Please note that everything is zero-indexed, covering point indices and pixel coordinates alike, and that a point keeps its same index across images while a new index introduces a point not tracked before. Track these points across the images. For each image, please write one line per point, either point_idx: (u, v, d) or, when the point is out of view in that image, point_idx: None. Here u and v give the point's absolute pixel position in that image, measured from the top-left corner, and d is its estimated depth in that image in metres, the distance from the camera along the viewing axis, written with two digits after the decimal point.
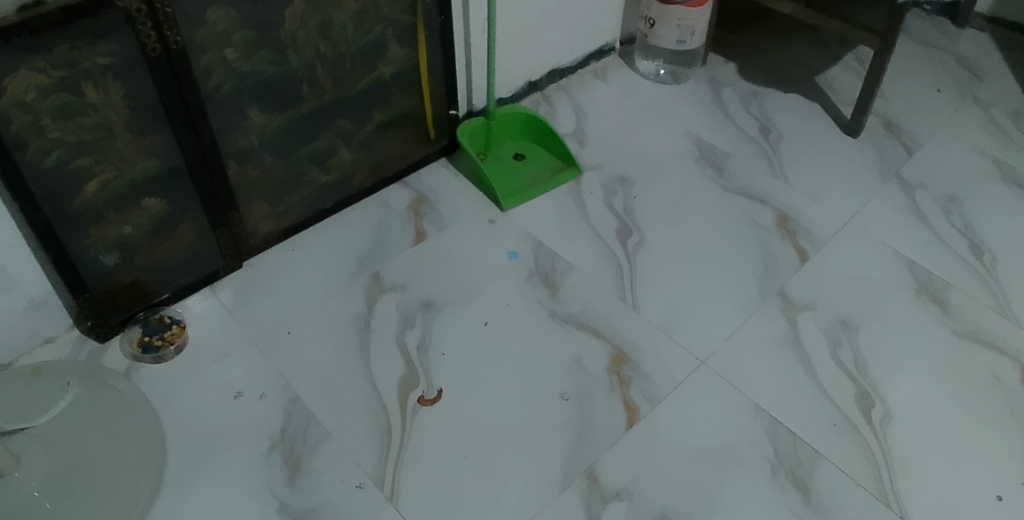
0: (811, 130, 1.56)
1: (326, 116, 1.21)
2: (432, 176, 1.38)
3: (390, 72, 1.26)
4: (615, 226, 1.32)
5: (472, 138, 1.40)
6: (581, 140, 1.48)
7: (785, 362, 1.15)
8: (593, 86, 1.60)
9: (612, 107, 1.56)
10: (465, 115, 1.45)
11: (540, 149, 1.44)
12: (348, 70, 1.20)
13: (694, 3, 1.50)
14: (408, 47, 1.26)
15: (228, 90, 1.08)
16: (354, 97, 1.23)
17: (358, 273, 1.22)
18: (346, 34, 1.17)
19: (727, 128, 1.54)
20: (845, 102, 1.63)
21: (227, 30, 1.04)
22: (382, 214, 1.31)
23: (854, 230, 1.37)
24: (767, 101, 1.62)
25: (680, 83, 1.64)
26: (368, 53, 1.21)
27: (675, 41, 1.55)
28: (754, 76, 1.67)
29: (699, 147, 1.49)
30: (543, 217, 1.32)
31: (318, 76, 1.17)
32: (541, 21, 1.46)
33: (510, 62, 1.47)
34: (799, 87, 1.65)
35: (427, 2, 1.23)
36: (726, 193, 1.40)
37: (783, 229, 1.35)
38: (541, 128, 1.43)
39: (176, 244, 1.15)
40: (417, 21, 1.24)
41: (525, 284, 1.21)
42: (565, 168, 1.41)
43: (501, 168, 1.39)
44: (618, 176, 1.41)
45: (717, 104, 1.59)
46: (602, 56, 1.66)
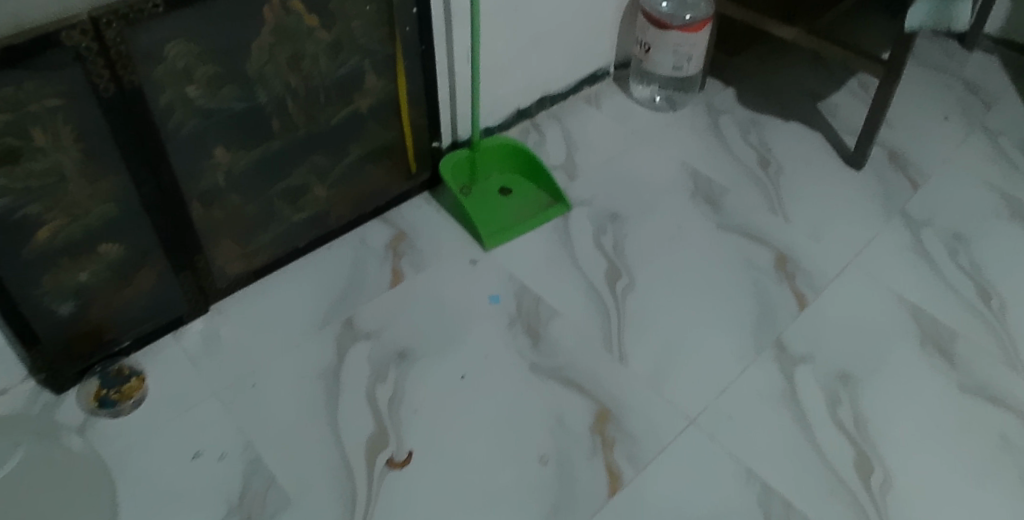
0: (812, 161, 1.50)
1: (299, 152, 1.14)
2: (413, 212, 1.32)
3: (369, 104, 1.19)
4: (603, 266, 1.25)
5: (455, 172, 1.34)
6: (570, 172, 1.41)
7: (781, 420, 1.08)
8: (585, 112, 1.54)
9: (604, 136, 1.49)
10: (450, 146, 1.38)
11: (527, 183, 1.38)
12: (322, 104, 1.13)
13: (691, 28, 1.42)
14: (387, 79, 1.19)
15: (191, 128, 1.02)
16: (329, 132, 1.17)
17: (330, 319, 1.16)
18: (319, 66, 1.10)
19: (725, 159, 1.47)
20: (848, 132, 1.56)
21: (189, 66, 0.97)
22: (358, 254, 1.25)
23: (856, 272, 1.30)
24: (766, 130, 1.54)
25: (676, 109, 1.57)
26: (344, 85, 1.14)
27: (672, 68, 1.48)
28: (753, 103, 1.60)
29: (694, 179, 1.42)
30: (527, 258, 1.25)
31: (289, 111, 1.10)
32: (530, 47, 1.40)
33: (498, 90, 1.40)
34: (800, 115, 1.58)
35: (407, 32, 1.16)
36: (722, 231, 1.33)
37: (782, 271, 1.28)
38: (528, 160, 1.36)
39: (137, 291, 1.09)
40: (396, 51, 1.17)
41: (505, 332, 1.15)
42: (553, 203, 1.34)
43: (486, 203, 1.33)
44: (608, 212, 1.34)
45: (715, 134, 1.52)
46: (596, 80, 1.59)
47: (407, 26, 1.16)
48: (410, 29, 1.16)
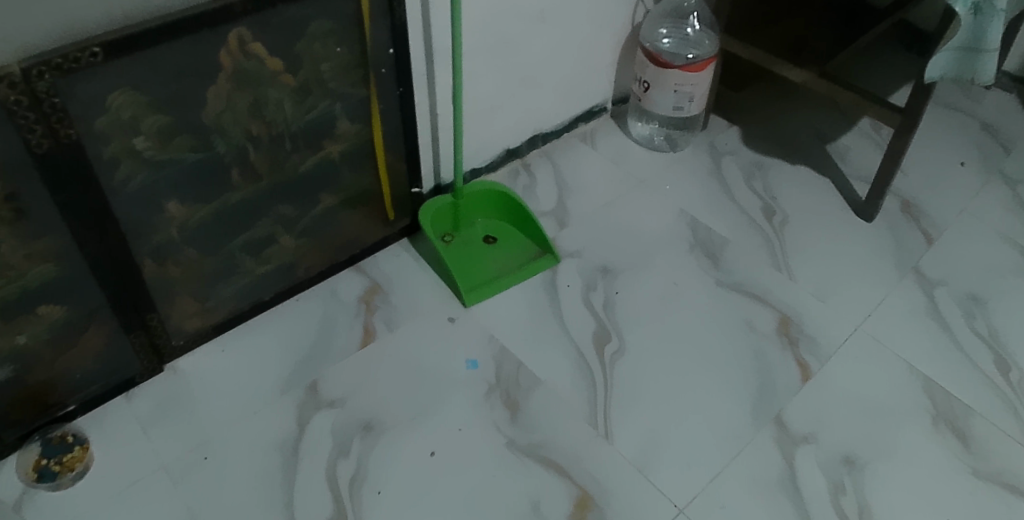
0: (820, 211, 1.41)
1: (263, 203, 1.06)
2: (390, 262, 1.23)
3: (341, 150, 1.10)
4: (592, 328, 1.16)
5: (437, 219, 1.24)
6: (560, 220, 1.31)
7: (779, 509, 0.99)
8: (580, 151, 1.45)
9: (598, 180, 1.40)
10: (433, 190, 1.29)
11: (514, 231, 1.29)
12: (288, 152, 1.04)
13: (693, 67, 1.33)
14: (361, 123, 1.10)
15: (140, 181, 0.93)
16: (296, 181, 1.08)
17: (293, 383, 1.07)
18: (284, 112, 1.01)
19: (727, 207, 1.38)
20: (858, 177, 1.47)
21: (135, 116, 0.89)
22: (329, 308, 1.16)
23: (865, 339, 1.21)
24: (771, 175, 1.45)
25: (677, 150, 1.48)
26: (313, 131, 1.06)
27: (672, 107, 1.39)
28: (759, 145, 1.51)
29: (693, 230, 1.33)
30: (510, 316, 1.17)
31: (250, 160, 1.01)
32: (519, 85, 1.31)
33: (485, 131, 1.31)
34: (808, 160, 1.49)
35: (382, 74, 1.08)
36: (721, 288, 1.24)
37: (784, 336, 1.19)
38: (515, 208, 1.27)
39: (83, 353, 1.00)
40: (371, 95, 1.09)
41: (481, 401, 1.06)
42: (540, 254, 1.25)
43: (468, 254, 1.24)
44: (599, 266, 1.25)
45: (717, 179, 1.43)
46: (592, 117, 1.50)
47: (383, 68, 1.07)
48: (386, 71, 1.08)
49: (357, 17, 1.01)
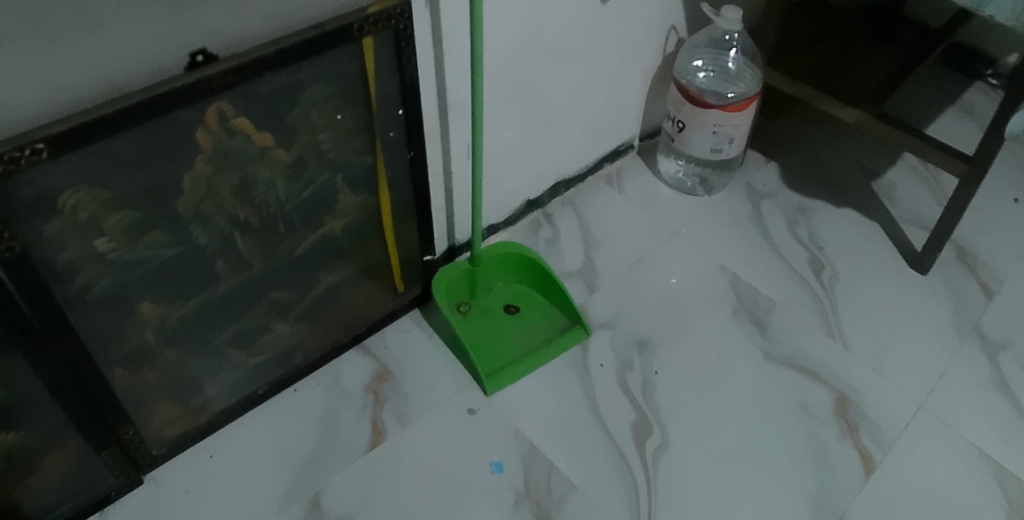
0: (871, 260, 1.26)
1: (254, 291, 0.91)
2: (399, 339, 1.09)
3: (343, 226, 0.95)
4: (630, 418, 1.02)
5: (451, 289, 1.10)
6: (588, 282, 1.18)
7: None
8: (606, 197, 1.31)
9: (626, 232, 1.26)
10: (447, 252, 1.14)
11: (539, 296, 1.14)
12: (282, 235, 0.89)
13: (734, 107, 1.18)
14: (366, 193, 0.95)
15: (106, 287, 0.78)
16: (292, 264, 0.93)
17: (292, 497, 0.93)
18: (275, 192, 0.86)
19: (770, 261, 1.23)
20: (908, 219, 1.32)
21: (96, 215, 0.74)
22: (331, 400, 1.02)
23: (929, 418, 1.07)
24: (816, 220, 1.31)
25: (711, 193, 1.34)
26: (311, 208, 0.90)
27: (709, 149, 1.25)
28: (800, 184, 1.37)
29: (737, 291, 1.19)
30: (535, 405, 1.03)
31: (237, 249, 0.86)
32: (541, 131, 1.16)
33: (503, 184, 1.17)
34: (855, 200, 1.35)
35: (390, 138, 0.92)
36: (771, 362, 1.10)
37: (843, 420, 1.05)
38: (539, 273, 1.13)
39: (47, 478, 0.85)
40: (377, 162, 0.93)
41: (508, 515, 0.93)
42: (568, 326, 1.11)
43: (488, 328, 1.10)
44: (635, 339, 1.11)
45: (758, 227, 1.28)
46: (618, 155, 1.36)
47: (391, 131, 0.92)
48: (394, 135, 0.93)
49: (360, 79, 0.86)
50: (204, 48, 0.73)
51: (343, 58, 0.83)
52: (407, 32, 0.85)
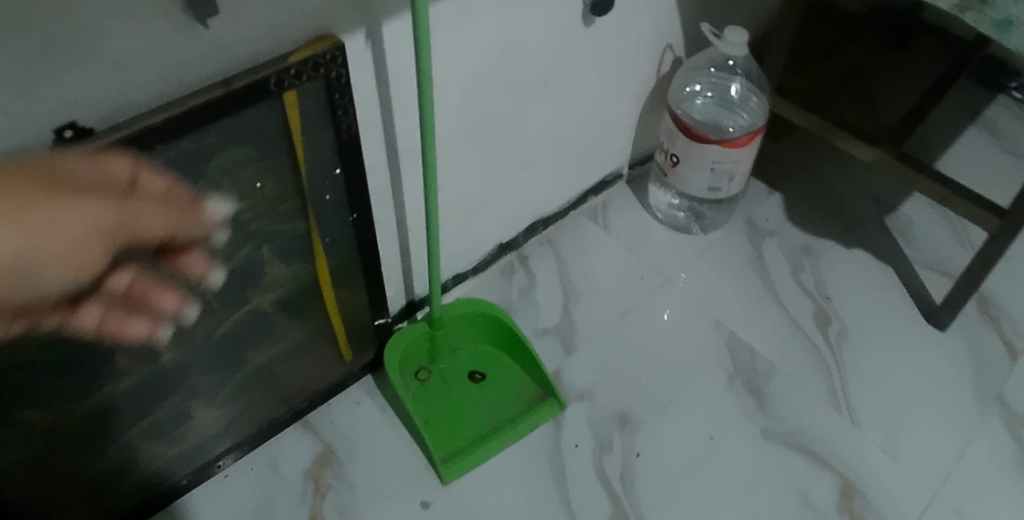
0: (882, 312, 1.11)
1: (168, 381, 0.79)
2: (348, 412, 0.96)
3: (273, 300, 0.81)
4: (605, 513, 0.90)
5: (407, 354, 0.97)
6: (565, 341, 1.05)
7: None
8: (589, 237, 1.18)
9: (609, 278, 1.13)
10: (404, 309, 1.01)
11: (509, 360, 1.01)
12: (197, 319, 0.76)
13: (735, 142, 1.03)
14: (300, 262, 0.81)
15: None
16: (212, 347, 0.80)
17: None
18: None
19: (770, 315, 1.10)
20: (925, 263, 1.17)
21: None
22: (267, 489, 0.89)
23: (944, 510, 0.94)
24: (824, 264, 1.17)
25: (705, 230, 1.20)
26: (232, 286, 0.76)
27: (707, 187, 1.10)
28: (807, 219, 1.22)
29: (733, 353, 1.05)
30: (496, 497, 0.90)
31: (141, 341, 0.73)
32: (515, 170, 1.02)
33: (470, 231, 1.03)
34: (869, 240, 1.20)
35: (327, 201, 0.77)
36: (768, 441, 0.97)
37: (847, 513, 0.92)
38: (508, 335, 0.99)
39: None
40: (312, 230, 0.78)
41: None
42: (540, 397, 0.98)
43: (448, 400, 0.97)
44: (615, 414, 0.98)
45: (758, 274, 1.15)
46: (604, 187, 1.22)
47: (328, 194, 0.77)
48: (332, 197, 0.77)
49: (285, 137, 0.71)
50: (74, 121, 0.57)
51: (259, 118, 0.67)
52: (341, 83, 0.69)
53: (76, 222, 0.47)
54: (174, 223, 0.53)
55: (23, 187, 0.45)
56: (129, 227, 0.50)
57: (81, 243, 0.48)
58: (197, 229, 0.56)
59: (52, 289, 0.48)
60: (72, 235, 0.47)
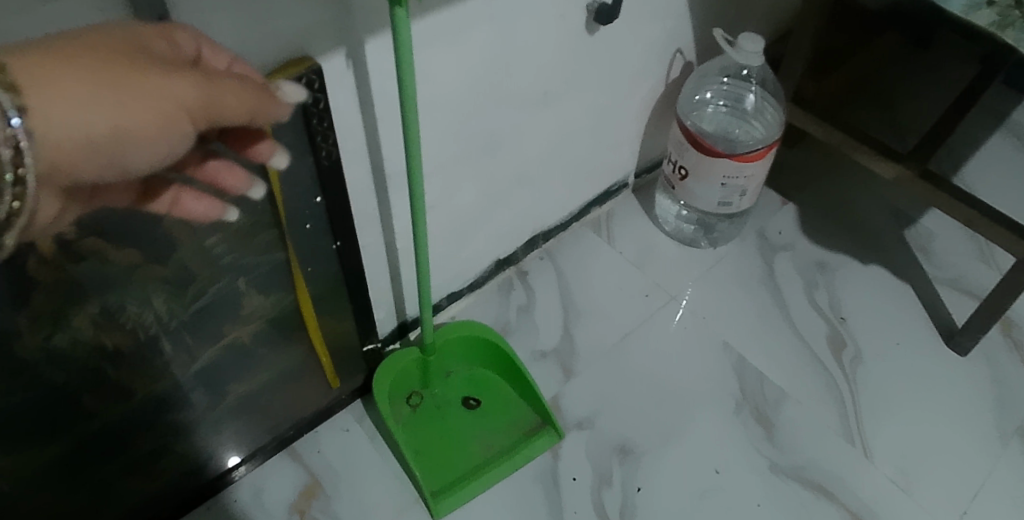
0: (900, 335, 1.06)
1: (143, 417, 0.75)
2: (336, 441, 0.91)
3: (252, 332, 0.77)
4: None
5: (399, 380, 0.92)
6: (564, 364, 1.00)
7: None
8: (592, 250, 1.12)
9: (612, 295, 1.08)
10: (396, 331, 0.96)
11: (506, 385, 0.96)
12: (169, 356, 0.71)
13: (748, 156, 0.97)
14: (281, 292, 0.76)
15: None
16: (187, 382, 0.75)
17: None
18: (153, 313, 0.67)
19: (781, 336, 1.04)
20: (945, 281, 1.11)
21: None
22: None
23: None
24: (839, 281, 1.11)
25: (714, 244, 1.14)
26: (207, 320, 0.71)
27: (716, 202, 1.03)
28: (822, 233, 1.16)
29: (741, 379, 1.00)
30: None
31: (110, 382, 0.68)
32: (512, 186, 0.96)
33: (465, 250, 0.98)
34: (886, 256, 1.14)
35: (307, 231, 0.72)
36: (776, 476, 0.92)
37: None
38: (506, 361, 0.95)
39: None
40: (291, 260, 0.73)
41: None
42: (537, 427, 0.93)
43: (441, 428, 0.92)
44: (616, 444, 0.93)
45: (769, 292, 1.09)
46: (609, 197, 1.16)
47: (309, 222, 0.71)
48: (313, 227, 0.72)
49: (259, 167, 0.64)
50: None
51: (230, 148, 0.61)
52: (319, 108, 0.63)
53: (163, 99, 0.43)
54: (262, 108, 0.47)
55: (115, 55, 0.42)
56: (215, 108, 0.45)
57: (169, 118, 0.43)
58: (286, 112, 0.49)
59: (144, 166, 0.45)
60: (159, 110, 0.43)
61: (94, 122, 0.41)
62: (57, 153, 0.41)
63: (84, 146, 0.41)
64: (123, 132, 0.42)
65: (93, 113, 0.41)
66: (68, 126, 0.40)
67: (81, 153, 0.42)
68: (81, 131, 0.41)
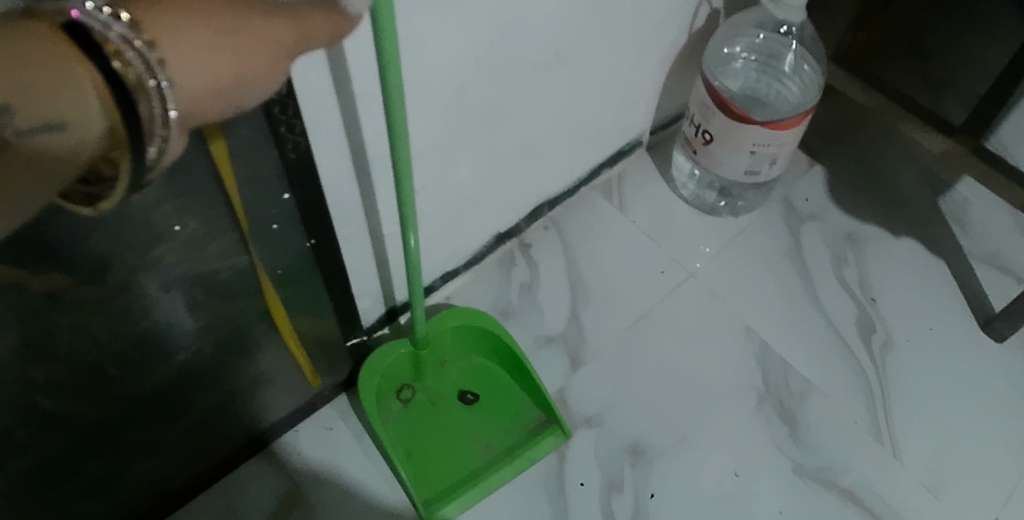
0: (932, 318, 0.95)
1: (96, 440, 0.66)
2: (316, 441, 0.84)
3: (215, 340, 0.68)
4: None
5: (387, 377, 0.83)
6: (570, 352, 0.91)
7: None
8: (602, 219, 1.01)
9: (623, 272, 0.97)
10: (384, 318, 0.86)
11: (506, 376, 0.87)
12: (119, 377, 0.62)
13: (784, 123, 0.84)
14: (247, 297, 0.66)
15: None
16: (144, 399, 0.67)
17: None
18: (94, 337, 0.57)
19: (809, 320, 0.95)
20: (981, 256, 1.00)
21: None
22: None
23: None
24: (869, 255, 1.00)
25: (735, 214, 1.03)
26: (160, 336, 0.62)
27: (743, 171, 0.92)
28: (850, 198, 1.04)
29: (764, 369, 0.91)
30: None
31: (49, 413, 0.59)
32: (516, 156, 0.84)
33: (461, 227, 0.87)
34: (921, 225, 1.02)
35: (273, 231, 0.61)
36: (800, 480, 0.85)
37: None
38: (509, 353, 0.85)
39: None
40: (256, 263, 0.63)
41: None
42: (541, 425, 0.85)
43: (435, 428, 0.84)
44: (627, 444, 0.86)
45: (795, 269, 0.99)
46: (621, 157, 1.04)
47: (276, 222, 0.61)
48: (281, 226, 0.61)
49: (212, 175, 0.53)
50: None
51: None
52: (281, 94, 0.51)
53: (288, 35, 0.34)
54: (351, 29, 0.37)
55: None
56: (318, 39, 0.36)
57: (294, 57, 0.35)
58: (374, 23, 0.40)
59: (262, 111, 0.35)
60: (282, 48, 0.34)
61: (228, 67, 0.31)
62: (196, 110, 0.31)
63: (220, 98, 0.32)
64: (254, 76, 0.32)
65: (225, 58, 0.31)
66: (204, 74, 0.31)
67: (223, 106, 0.32)
68: (218, 80, 0.31)
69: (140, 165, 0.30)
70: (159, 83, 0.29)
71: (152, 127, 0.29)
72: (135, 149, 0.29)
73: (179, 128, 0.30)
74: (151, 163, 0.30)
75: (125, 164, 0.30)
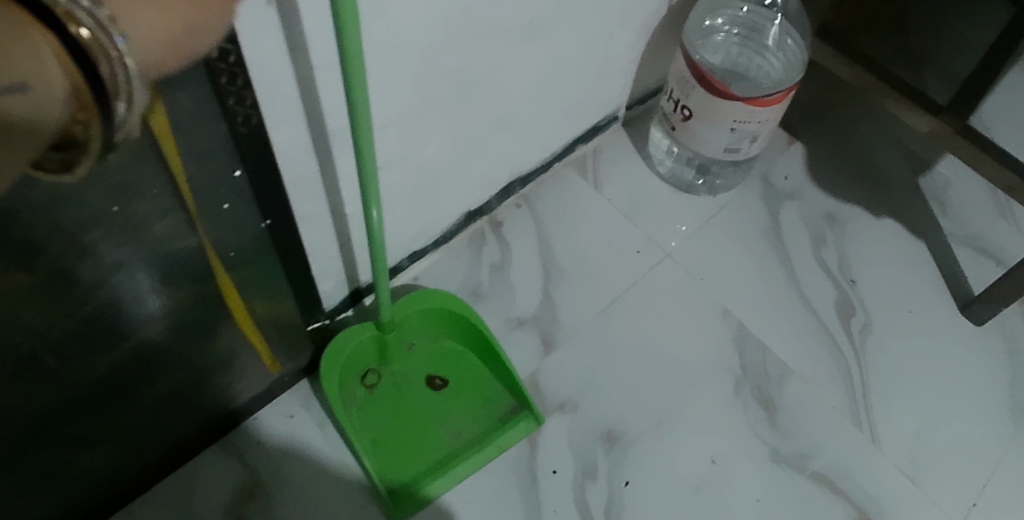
0: (910, 300, 0.94)
1: (36, 435, 0.61)
2: (277, 429, 0.80)
3: (163, 327, 0.63)
4: None
5: (352, 362, 0.79)
6: (543, 335, 0.88)
7: None
8: (576, 197, 0.98)
9: (598, 251, 0.94)
10: (348, 300, 0.82)
11: (476, 360, 0.84)
12: (57, 368, 0.58)
13: (767, 100, 0.81)
14: (197, 281, 0.61)
15: None
16: (88, 392, 0.62)
17: None
18: (26, 327, 0.53)
19: (787, 302, 0.93)
20: (960, 237, 0.99)
21: None
22: None
23: None
24: (848, 235, 0.98)
25: (713, 193, 1.00)
26: (102, 324, 0.58)
27: (723, 149, 0.89)
28: (830, 177, 1.02)
29: (741, 353, 0.89)
30: None
31: None
32: (488, 130, 0.80)
33: (430, 205, 0.83)
34: (901, 205, 1.00)
35: (223, 211, 0.57)
36: (777, 466, 0.83)
37: None
38: (480, 337, 0.81)
39: None
40: (206, 245, 0.58)
41: None
42: (513, 411, 0.82)
43: (402, 415, 0.80)
44: (601, 430, 0.83)
45: (774, 250, 0.96)
46: (597, 132, 1.01)
47: (227, 201, 0.56)
48: (232, 205, 0.57)
49: (153, 152, 0.48)
50: None
51: None
52: (228, 62, 0.46)
53: None
54: None
55: None
56: None
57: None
58: None
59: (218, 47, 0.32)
60: None
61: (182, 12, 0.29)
62: (155, 59, 0.29)
63: (178, 47, 0.30)
64: (211, 20, 0.30)
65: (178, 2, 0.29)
66: (157, 21, 0.28)
67: (182, 53, 0.30)
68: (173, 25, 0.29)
69: (107, 127, 0.28)
70: (114, 38, 0.26)
71: (115, 86, 0.27)
72: (100, 110, 0.27)
73: (142, 86, 0.28)
74: (118, 123, 0.29)
75: (93, 128, 0.28)
